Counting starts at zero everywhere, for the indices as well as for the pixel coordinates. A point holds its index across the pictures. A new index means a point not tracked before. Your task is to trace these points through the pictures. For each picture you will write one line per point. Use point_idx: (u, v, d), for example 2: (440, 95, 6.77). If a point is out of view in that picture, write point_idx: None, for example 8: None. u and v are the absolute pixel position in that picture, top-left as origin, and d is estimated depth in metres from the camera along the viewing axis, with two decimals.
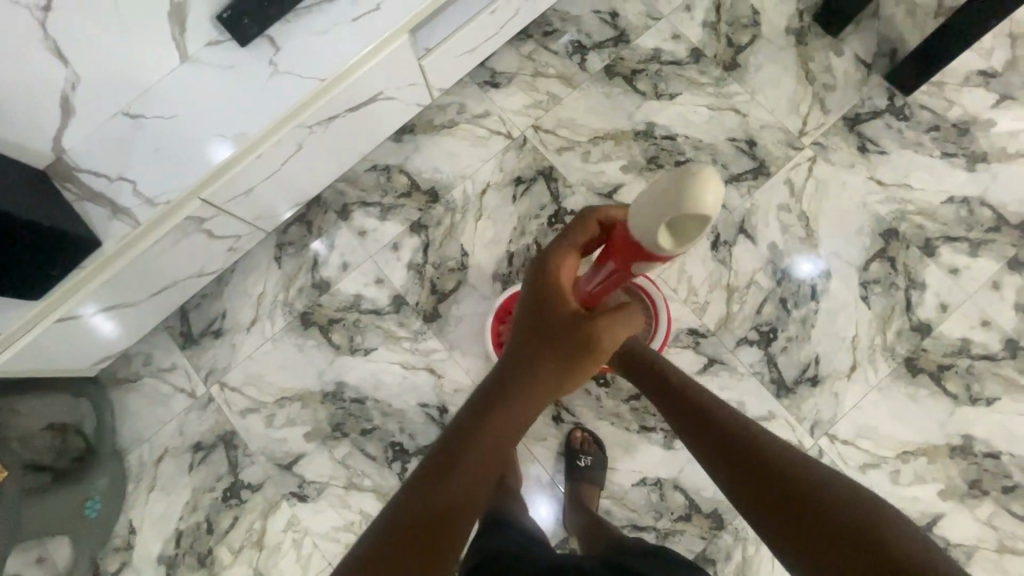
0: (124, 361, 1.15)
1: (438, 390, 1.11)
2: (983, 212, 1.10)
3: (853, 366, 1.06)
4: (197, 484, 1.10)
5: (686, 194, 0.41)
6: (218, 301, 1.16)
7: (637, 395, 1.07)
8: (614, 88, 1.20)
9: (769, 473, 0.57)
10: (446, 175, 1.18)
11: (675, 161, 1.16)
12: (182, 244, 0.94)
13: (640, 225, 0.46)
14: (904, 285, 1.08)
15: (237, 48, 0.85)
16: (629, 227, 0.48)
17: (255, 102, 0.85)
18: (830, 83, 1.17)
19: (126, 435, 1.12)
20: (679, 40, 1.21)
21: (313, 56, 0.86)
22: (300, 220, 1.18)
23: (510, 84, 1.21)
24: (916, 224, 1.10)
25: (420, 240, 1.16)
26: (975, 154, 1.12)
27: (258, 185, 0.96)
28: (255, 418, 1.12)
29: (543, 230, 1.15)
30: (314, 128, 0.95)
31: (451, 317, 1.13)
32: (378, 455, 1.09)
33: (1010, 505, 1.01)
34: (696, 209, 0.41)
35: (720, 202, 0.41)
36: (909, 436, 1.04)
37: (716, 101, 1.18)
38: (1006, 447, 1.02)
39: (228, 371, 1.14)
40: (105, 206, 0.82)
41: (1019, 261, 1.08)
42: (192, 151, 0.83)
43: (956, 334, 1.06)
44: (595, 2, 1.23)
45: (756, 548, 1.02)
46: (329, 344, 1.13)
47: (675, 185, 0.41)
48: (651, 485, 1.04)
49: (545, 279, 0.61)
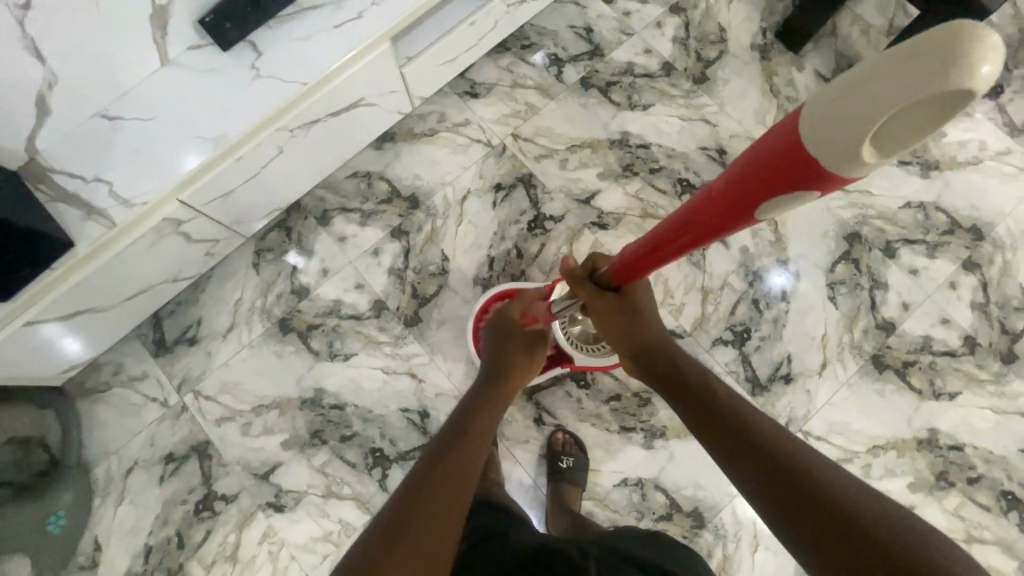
0: (92, 370, 1.12)
1: (418, 395, 1.10)
2: (938, 216, 1.16)
3: (823, 363, 1.10)
4: (168, 497, 1.06)
5: (948, 62, 0.25)
6: (193, 308, 1.14)
7: (617, 395, 1.09)
8: (590, 99, 1.24)
9: (772, 462, 0.49)
10: (426, 182, 1.20)
11: (650, 168, 1.20)
12: (159, 246, 0.92)
13: (827, 128, 0.30)
14: (868, 286, 1.13)
15: (219, 53, 0.87)
16: (791, 137, 0.33)
17: (236, 104, 0.86)
18: (793, 96, 1.23)
19: (93, 448, 1.08)
20: (651, 54, 1.26)
21: (296, 61, 0.88)
22: (279, 226, 1.17)
23: (489, 94, 1.24)
24: (877, 228, 1.16)
25: (400, 245, 1.17)
26: (928, 162, 1.18)
27: (237, 188, 0.96)
28: (231, 427, 1.09)
29: (522, 235, 1.17)
30: (295, 132, 0.95)
31: (432, 321, 1.13)
32: (357, 461, 1.07)
33: (976, 496, 1.05)
34: (959, 88, 0.25)
35: (991, 79, 0.25)
36: (878, 431, 1.07)
37: (687, 111, 1.23)
38: (969, 439, 1.07)
39: (203, 379, 1.11)
40: (79, 207, 0.81)
41: (973, 262, 1.14)
42: (172, 152, 0.83)
43: (918, 331, 1.11)
44: (571, 17, 1.28)
45: (736, 546, 1.03)
46: (308, 350, 1.12)
47: (925, 51, 0.26)
48: (632, 485, 1.05)
49: (499, 336, 0.88)
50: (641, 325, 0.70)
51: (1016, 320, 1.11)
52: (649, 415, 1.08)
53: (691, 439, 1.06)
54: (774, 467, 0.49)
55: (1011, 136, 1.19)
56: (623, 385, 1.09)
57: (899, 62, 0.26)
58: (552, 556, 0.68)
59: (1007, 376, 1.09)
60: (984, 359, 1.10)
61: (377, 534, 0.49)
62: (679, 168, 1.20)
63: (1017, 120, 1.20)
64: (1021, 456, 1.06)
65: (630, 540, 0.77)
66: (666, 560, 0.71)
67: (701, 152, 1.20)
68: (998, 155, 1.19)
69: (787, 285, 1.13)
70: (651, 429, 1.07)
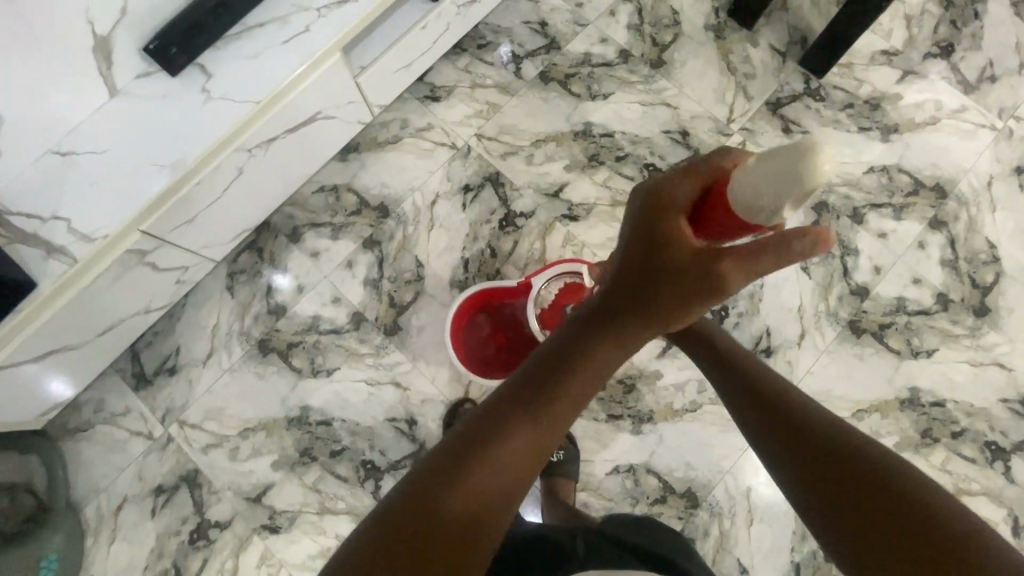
0: (72, 411, 1.10)
1: (405, 403, 1.10)
2: (902, 178, 1.18)
3: (802, 334, 1.12)
4: (161, 530, 1.05)
5: (806, 166, 0.39)
6: (170, 338, 1.13)
7: (602, 384, 1.09)
8: (550, 92, 1.24)
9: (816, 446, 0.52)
10: (394, 190, 1.20)
11: (615, 157, 1.21)
12: (125, 279, 0.91)
13: (750, 195, 0.43)
14: (839, 253, 1.15)
15: (168, 79, 0.87)
16: (727, 199, 0.47)
17: (190, 129, 0.85)
18: (750, 72, 1.24)
19: (81, 488, 1.07)
20: (607, 43, 1.26)
21: (246, 81, 0.87)
22: (250, 248, 1.16)
23: (450, 97, 1.24)
24: (843, 195, 1.17)
25: (373, 255, 1.16)
26: (887, 126, 1.20)
27: (202, 211, 0.95)
28: (219, 453, 1.08)
29: (495, 234, 1.17)
30: (253, 152, 0.95)
31: (412, 327, 1.13)
32: (349, 475, 1.07)
33: (961, 449, 1.07)
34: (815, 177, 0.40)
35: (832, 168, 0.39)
36: (860, 395, 1.09)
37: (647, 97, 1.23)
38: (950, 395, 1.09)
39: (186, 408, 1.10)
40: (38, 246, 0.79)
41: (939, 220, 1.15)
42: (130, 183, 0.82)
43: (892, 293, 1.13)
44: (524, 13, 1.28)
45: (731, 522, 1.04)
46: (290, 369, 1.12)
47: (793, 158, 0.40)
48: (624, 472, 1.06)
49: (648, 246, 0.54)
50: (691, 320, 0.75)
51: (986, 274, 1.13)
52: (636, 401, 1.08)
53: (678, 420, 1.07)
54: (816, 457, 0.52)
55: (967, 93, 1.21)
56: None
57: (778, 165, 0.41)
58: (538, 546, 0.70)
59: (981, 329, 1.11)
60: (958, 315, 1.11)
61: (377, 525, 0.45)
62: (644, 153, 1.21)
63: (971, 77, 1.22)
64: (1002, 406, 1.08)
65: (619, 527, 0.77)
66: (655, 542, 0.72)
67: (665, 136, 1.21)
68: (955, 114, 1.20)
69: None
70: (638, 415, 1.08)
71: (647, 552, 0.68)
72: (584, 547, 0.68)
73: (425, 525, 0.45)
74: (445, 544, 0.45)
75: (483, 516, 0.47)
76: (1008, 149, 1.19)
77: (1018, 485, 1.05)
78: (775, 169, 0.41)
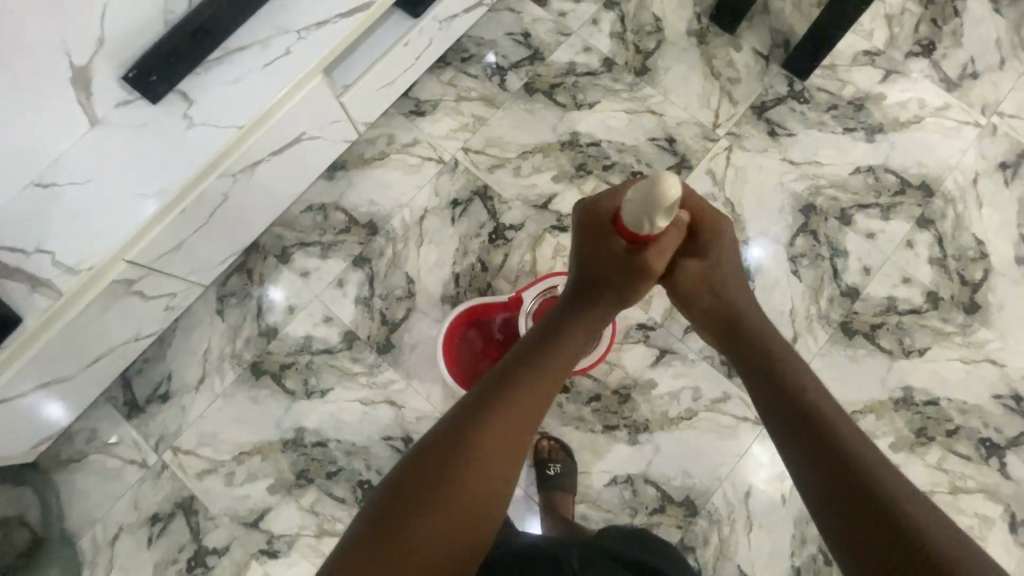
0: (64, 441, 1.09)
1: (400, 421, 1.10)
2: (888, 177, 1.18)
3: (794, 337, 1.12)
4: (159, 558, 1.05)
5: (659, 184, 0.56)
6: (161, 364, 1.12)
7: (597, 395, 1.09)
8: (536, 103, 1.24)
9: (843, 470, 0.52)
10: (383, 207, 1.19)
11: (603, 166, 1.21)
12: (112, 309, 0.91)
13: (637, 215, 0.60)
14: (828, 255, 1.15)
15: (149, 106, 0.85)
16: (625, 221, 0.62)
17: (173, 156, 0.84)
18: (734, 76, 1.24)
19: (76, 519, 1.06)
20: (590, 52, 1.26)
21: (228, 106, 0.86)
22: (239, 270, 1.16)
23: (435, 111, 1.24)
24: (830, 196, 1.18)
25: (364, 273, 1.16)
26: (872, 126, 1.21)
27: (189, 237, 0.94)
28: (214, 479, 1.08)
29: (485, 248, 1.17)
30: (238, 176, 0.94)
31: (405, 344, 1.13)
32: (346, 496, 1.07)
33: (956, 447, 1.07)
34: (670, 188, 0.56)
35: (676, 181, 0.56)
36: (854, 396, 1.10)
37: (632, 105, 1.23)
38: (943, 393, 1.09)
39: (180, 435, 1.09)
40: (23, 280, 0.78)
41: (926, 219, 1.16)
42: (115, 213, 0.81)
43: (882, 293, 1.13)
44: (507, 24, 1.28)
45: (731, 529, 1.04)
46: (283, 391, 1.11)
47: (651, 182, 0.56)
48: (622, 482, 1.06)
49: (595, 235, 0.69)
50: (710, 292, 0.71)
51: (975, 271, 1.14)
52: (631, 411, 1.08)
53: (674, 429, 1.07)
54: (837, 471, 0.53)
55: (949, 91, 1.22)
56: (602, 384, 1.09)
57: (647, 191, 0.57)
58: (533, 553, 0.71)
59: (972, 326, 1.11)
60: (949, 313, 1.12)
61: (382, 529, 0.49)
62: (631, 161, 1.21)
63: (953, 74, 1.22)
64: (995, 402, 1.08)
65: (617, 539, 0.79)
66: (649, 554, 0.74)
67: (651, 143, 1.21)
68: (938, 111, 1.21)
69: (761, 257, 1.15)
70: (634, 425, 1.07)
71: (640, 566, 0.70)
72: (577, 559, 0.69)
73: (410, 514, 0.50)
74: (434, 532, 0.49)
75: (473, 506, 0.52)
76: (992, 145, 1.19)
77: (1014, 481, 1.06)
78: (644, 195, 0.57)
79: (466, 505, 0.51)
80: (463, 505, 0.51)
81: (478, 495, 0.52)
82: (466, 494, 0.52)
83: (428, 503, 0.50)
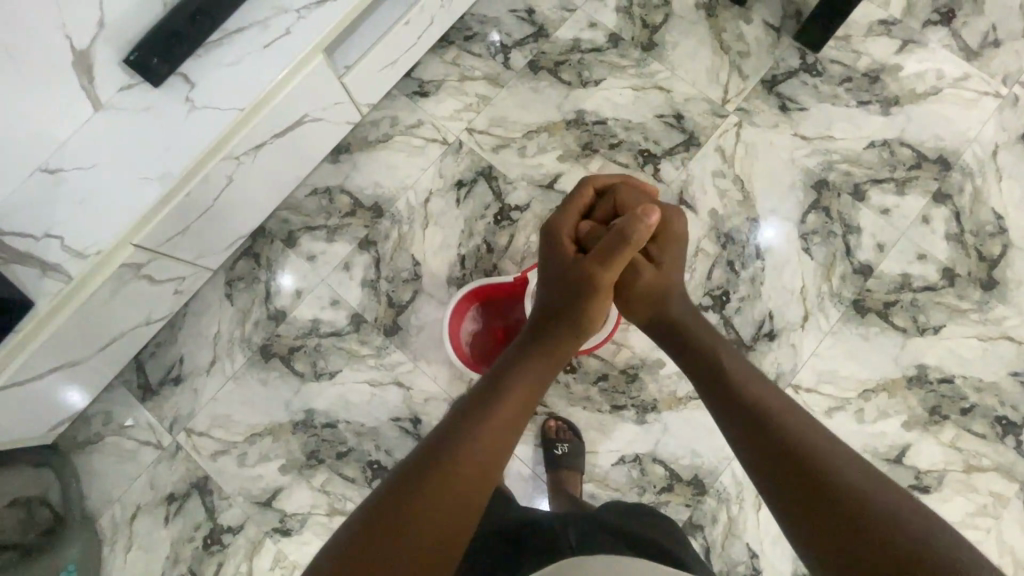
0: (82, 424, 1.11)
1: (408, 403, 1.11)
2: (904, 151, 1.15)
3: (805, 316, 1.10)
4: (176, 536, 1.07)
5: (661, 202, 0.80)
6: (174, 347, 1.14)
7: (604, 375, 1.08)
8: (540, 82, 1.22)
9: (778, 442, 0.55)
10: (387, 189, 1.19)
11: (609, 144, 1.19)
12: (122, 293, 0.92)
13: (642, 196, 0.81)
14: (841, 232, 1.13)
15: (151, 90, 0.83)
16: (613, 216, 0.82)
17: (176, 140, 0.83)
18: (744, 50, 1.21)
19: (96, 498, 1.09)
20: (597, 27, 1.24)
21: (229, 87, 0.84)
22: (246, 255, 1.16)
23: (439, 91, 1.22)
24: (844, 172, 1.15)
25: (370, 256, 1.16)
26: (887, 99, 1.17)
27: (193, 223, 0.95)
28: (228, 459, 1.10)
29: (490, 229, 1.16)
30: (241, 159, 0.94)
31: (412, 326, 1.13)
32: (356, 476, 1.08)
33: (971, 426, 1.05)
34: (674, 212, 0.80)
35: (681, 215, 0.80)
36: (867, 374, 1.08)
37: (639, 81, 1.21)
38: (958, 370, 1.07)
39: (193, 417, 1.11)
40: (33, 266, 0.78)
41: (943, 193, 1.13)
42: (119, 198, 0.80)
43: (896, 270, 1.11)
44: (510, 1, 1.25)
45: (739, 507, 1.03)
46: (293, 374, 1.12)
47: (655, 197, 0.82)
48: (630, 462, 1.06)
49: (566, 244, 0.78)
50: (665, 285, 0.77)
51: (993, 246, 1.11)
52: (638, 390, 1.08)
53: (682, 409, 1.07)
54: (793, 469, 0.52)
55: (969, 61, 1.17)
56: (609, 364, 1.08)
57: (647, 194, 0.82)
58: (533, 531, 0.75)
59: (990, 302, 1.09)
60: (965, 289, 1.09)
61: (383, 497, 0.50)
62: (639, 139, 1.19)
63: (973, 44, 1.18)
64: (1011, 380, 1.06)
65: (613, 514, 0.80)
66: (654, 534, 0.74)
67: (659, 120, 1.19)
68: (957, 82, 1.17)
69: (771, 239, 1.13)
70: (642, 405, 1.07)
71: (637, 542, 0.71)
72: (576, 538, 0.71)
73: (399, 496, 0.49)
74: (420, 514, 0.48)
75: (464, 497, 0.51)
76: (1012, 117, 1.15)
77: None
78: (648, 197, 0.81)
79: (441, 502, 0.49)
80: (442, 502, 0.50)
81: (465, 480, 0.52)
82: (452, 484, 0.51)
83: (430, 480, 0.51)
